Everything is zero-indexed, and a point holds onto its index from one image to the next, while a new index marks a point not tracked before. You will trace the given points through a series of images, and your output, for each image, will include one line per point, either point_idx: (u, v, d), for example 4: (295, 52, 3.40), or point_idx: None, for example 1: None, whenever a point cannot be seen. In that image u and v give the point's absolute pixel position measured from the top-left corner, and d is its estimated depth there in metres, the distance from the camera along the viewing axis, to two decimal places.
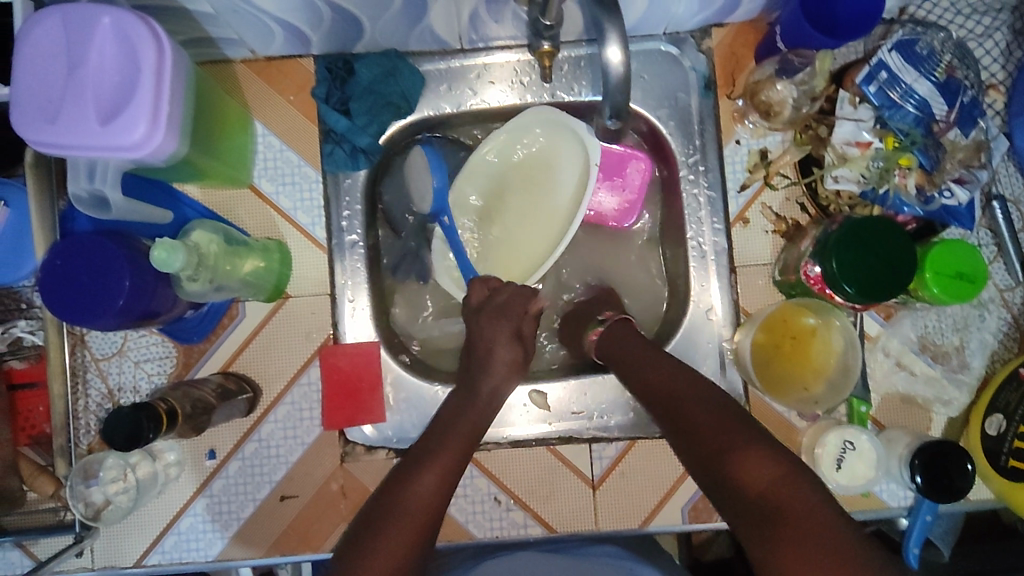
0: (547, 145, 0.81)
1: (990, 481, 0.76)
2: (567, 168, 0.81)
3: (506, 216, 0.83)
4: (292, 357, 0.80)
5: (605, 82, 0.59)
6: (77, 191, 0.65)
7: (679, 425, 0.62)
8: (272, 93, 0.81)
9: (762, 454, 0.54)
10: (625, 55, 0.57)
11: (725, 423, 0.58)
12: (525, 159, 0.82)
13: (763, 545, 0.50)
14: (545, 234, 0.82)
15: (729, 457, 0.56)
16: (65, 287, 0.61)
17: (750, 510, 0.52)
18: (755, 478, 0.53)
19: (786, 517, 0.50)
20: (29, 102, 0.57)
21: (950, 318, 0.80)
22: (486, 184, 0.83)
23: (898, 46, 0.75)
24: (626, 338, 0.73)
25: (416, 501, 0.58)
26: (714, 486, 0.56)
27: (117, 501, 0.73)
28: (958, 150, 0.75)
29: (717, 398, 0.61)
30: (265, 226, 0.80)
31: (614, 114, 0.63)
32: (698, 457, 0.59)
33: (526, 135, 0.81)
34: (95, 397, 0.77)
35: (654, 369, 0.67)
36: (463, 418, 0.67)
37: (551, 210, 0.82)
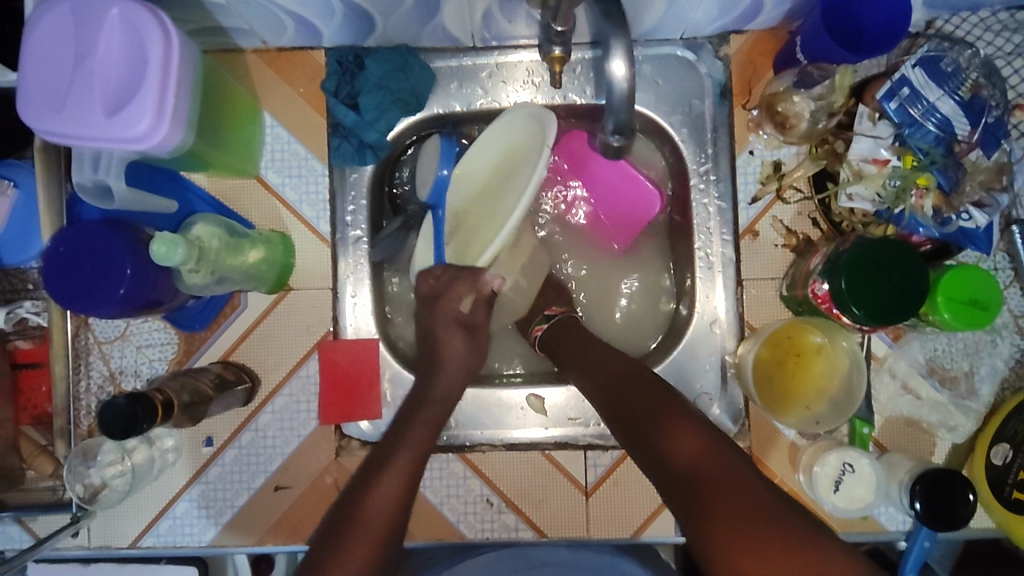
0: (524, 143, 0.75)
1: (993, 512, 0.74)
2: (529, 162, 0.73)
3: (481, 215, 0.78)
4: (291, 350, 0.80)
5: (609, 97, 0.57)
6: (82, 180, 0.65)
7: (616, 408, 0.64)
8: (282, 84, 0.80)
9: (695, 434, 0.57)
10: (630, 69, 0.55)
11: (649, 401, 0.62)
12: (508, 158, 0.77)
13: (685, 512, 0.54)
14: (496, 227, 0.74)
15: (654, 432, 0.59)
16: (69, 275, 0.61)
17: (682, 487, 0.55)
18: (684, 457, 0.56)
19: (715, 491, 0.52)
20: (36, 91, 0.57)
21: (961, 342, 0.78)
22: (473, 175, 0.80)
23: (922, 61, 0.73)
24: (581, 332, 0.74)
25: (379, 507, 0.60)
26: (648, 463, 0.59)
27: (113, 484, 0.74)
28: (978, 172, 0.73)
29: (657, 386, 0.63)
30: (271, 218, 0.80)
31: (618, 131, 0.60)
32: (634, 437, 0.61)
33: (512, 130, 0.77)
34: (97, 379, 0.78)
35: (599, 356, 0.69)
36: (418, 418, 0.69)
37: (505, 206, 0.74)
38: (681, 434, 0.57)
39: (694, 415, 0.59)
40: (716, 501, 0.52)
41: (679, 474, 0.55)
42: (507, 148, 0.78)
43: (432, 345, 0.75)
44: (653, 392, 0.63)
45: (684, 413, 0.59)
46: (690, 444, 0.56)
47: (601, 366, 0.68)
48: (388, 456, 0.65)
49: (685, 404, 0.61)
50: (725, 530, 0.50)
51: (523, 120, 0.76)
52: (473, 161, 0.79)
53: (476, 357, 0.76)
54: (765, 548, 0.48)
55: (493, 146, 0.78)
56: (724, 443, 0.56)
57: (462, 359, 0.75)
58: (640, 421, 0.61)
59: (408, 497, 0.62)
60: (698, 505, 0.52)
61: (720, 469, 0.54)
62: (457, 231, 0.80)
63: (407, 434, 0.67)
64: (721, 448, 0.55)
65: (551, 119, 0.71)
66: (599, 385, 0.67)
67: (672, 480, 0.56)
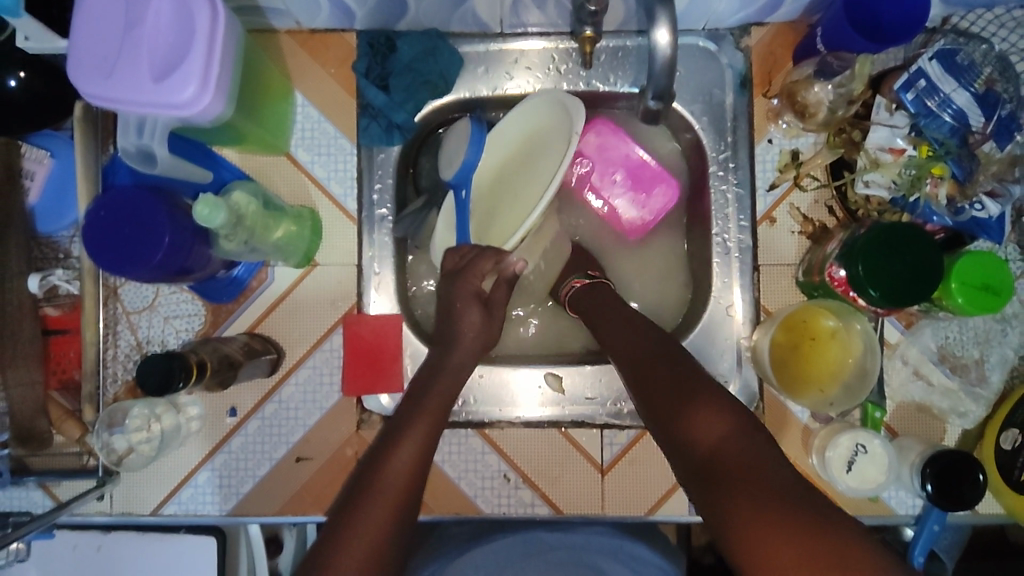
0: (551, 128, 0.79)
1: (1001, 497, 0.76)
2: (558, 147, 0.76)
3: (506, 197, 0.81)
4: (315, 324, 0.81)
5: (652, 67, 0.60)
6: (125, 145, 0.67)
7: (639, 387, 0.65)
8: (314, 64, 0.82)
9: (713, 415, 0.57)
10: (672, 40, 0.57)
11: (672, 383, 0.62)
12: (533, 142, 0.80)
13: (703, 496, 0.54)
14: (524, 212, 0.77)
15: (675, 415, 0.59)
16: (108, 237, 0.63)
17: (701, 471, 0.55)
18: (704, 438, 0.56)
19: (733, 474, 0.53)
20: (85, 56, 0.59)
21: (972, 330, 0.80)
22: (499, 153, 0.82)
23: (939, 55, 0.74)
24: (606, 307, 0.75)
25: (397, 474, 0.61)
26: (669, 446, 0.59)
27: (139, 449, 0.75)
28: (991, 162, 0.75)
29: (675, 364, 0.64)
30: (299, 194, 0.82)
31: (658, 97, 0.64)
32: (655, 418, 0.62)
33: (541, 114, 0.80)
34: (125, 348, 0.80)
35: (624, 333, 0.70)
36: (434, 390, 0.70)
37: (533, 191, 0.78)
38: (699, 416, 0.58)
39: (713, 394, 0.59)
40: (733, 485, 0.52)
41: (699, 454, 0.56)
42: (533, 131, 0.80)
43: (452, 318, 0.75)
44: (672, 371, 0.63)
45: (703, 394, 0.60)
46: (709, 426, 0.57)
47: (627, 344, 0.68)
48: (400, 431, 0.65)
49: (704, 383, 0.61)
50: (737, 514, 0.50)
51: (551, 104, 0.78)
52: (495, 146, 0.81)
53: (490, 334, 0.75)
54: (774, 532, 0.48)
55: (520, 128, 0.81)
56: (746, 427, 0.56)
57: (479, 330, 0.74)
58: (661, 401, 0.61)
59: (424, 467, 0.63)
60: (716, 491, 0.53)
61: (740, 453, 0.54)
62: (480, 213, 0.82)
63: (421, 406, 0.68)
64: (741, 433, 0.55)
65: (578, 109, 0.74)
66: (624, 365, 0.68)
67: (691, 462, 0.56)
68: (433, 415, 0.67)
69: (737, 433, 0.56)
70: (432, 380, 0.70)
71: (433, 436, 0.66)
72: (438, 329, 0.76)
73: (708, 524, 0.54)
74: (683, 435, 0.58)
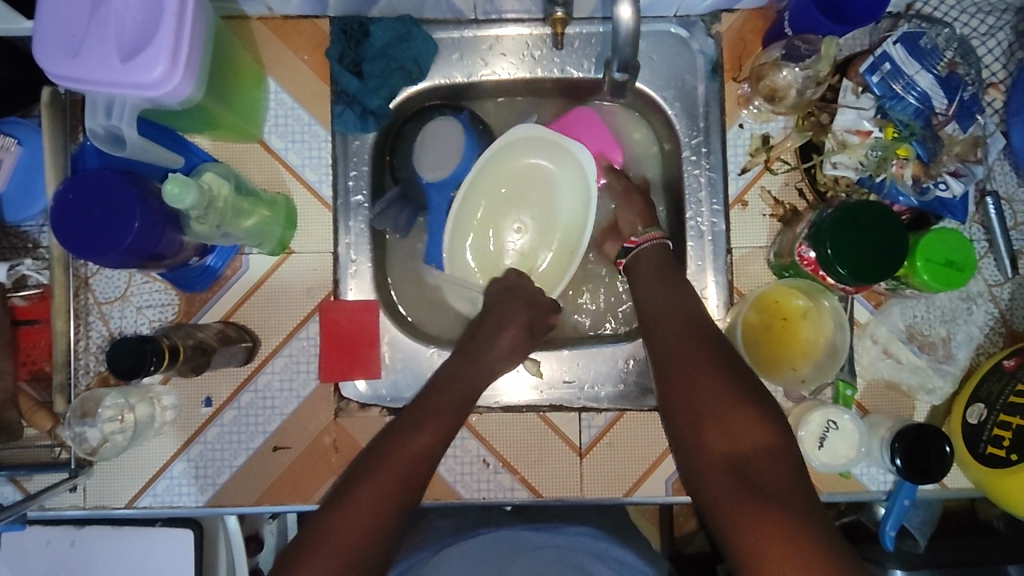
0: (534, 159, 0.87)
1: (970, 470, 0.77)
2: (567, 181, 0.87)
3: (504, 225, 0.89)
4: (292, 312, 0.81)
5: (615, 40, 0.60)
6: (94, 126, 0.66)
7: (677, 375, 0.65)
8: (287, 52, 0.82)
9: (751, 420, 0.60)
10: (636, 13, 0.58)
11: (706, 369, 0.64)
12: (523, 173, 0.88)
13: (716, 484, 0.58)
14: (548, 242, 0.89)
15: (705, 404, 0.62)
16: (77, 220, 0.62)
17: (723, 463, 0.59)
18: (750, 446, 0.59)
19: (772, 486, 0.56)
20: (51, 35, 0.58)
21: (939, 309, 0.82)
22: (487, 191, 0.87)
23: (903, 38, 0.76)
24: (656, 290, 0.74)
25: (403, 457, 0.63)
26: (688, 430, 0.63)
27: (113, 439, 0.74)
28: (955, 144, 0.77)
29: (728, 364, 0.64)
30: (273, 181, 0.82)
31: (623, 68, 0.64)
32: (688, 408, 0.63)
33: (522, 149, 0.86)
34: (97, 340, 0.79)
35: (675, 323, 0.70)
36: (453, 385, 0.72)
37: (553, 221, 0.89)
38: (751, 422, 0.60)
39: (764, 403, 0.61)
40: (765, 495, 0.55)
41: (735, 454, 0.59)
42: (517, 165, 0.87)
43: (491, 333, 0.76)
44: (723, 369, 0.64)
45: (751, 400, 0.61)
46: (755, 434, 0.59)
47: (677, 336, 0.69)
48: (412, 423, 0.67)
49: (753, 390, 0.62)
50: (746, 516, 0.55)
51: (532, 140, 0.85)
52: (477, 181, 0.85)
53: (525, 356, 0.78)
54: (777, 537, 0.53)
55: (502, 164, 0.86)
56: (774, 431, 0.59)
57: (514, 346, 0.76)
58: (708, 393, 0.62)
59: (433, 457, 0.65)
60: (734, 488, 0.57)
61: (777, 469, 0.57)
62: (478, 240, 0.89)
63: (431, 404, 0.69)
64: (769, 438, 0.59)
65: (580, 146, 0.83)
66: (664, 352, 0.68)
67: (718, 459, 0.59)
68: (440, 420, 0.68)
69: (765, 437, 0.59)
70: (450, 375, 0.73)
71: (447, 436, 0.68)
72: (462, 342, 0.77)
73: (711, 510, 0.58)
74: (724, 434, 0.60)
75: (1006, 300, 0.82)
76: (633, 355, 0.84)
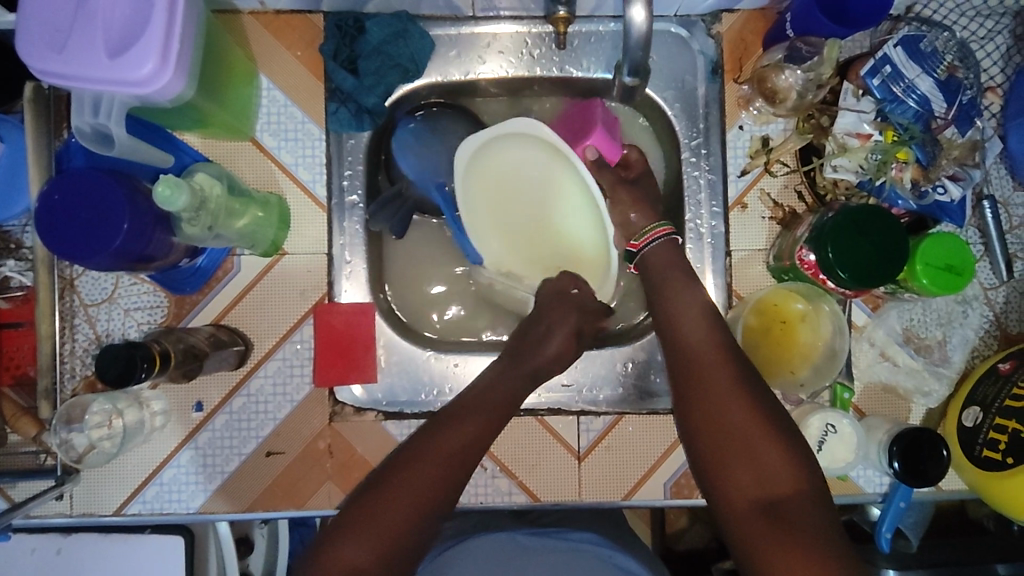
0: (502, 161, 0.80)
1: (965, 472, 0.77)
2: (546, 165, 0.79)
3: (527, 229, 0.82)
4: (286, 314, 0.79)
5: (626, 43, 0.59)
6: (81, 124, 0.64)
7: (705, 400, 0.64)
8: (280, 47, 0.80)
9: (778, 449, 0.61)
10: (649, 15, 0.56)
11: (734, 391, 0.64)
12: (502, 178, 0.81)
13: (742, 510, 0.60)
14: (573, 233, 0.81)
15: (731, 428, 0.63)
16: (64, 222, 0.60)
17: (752, 490, 0.60)
18: (777, 475, 0.60)
19: (797, 520, 0.57)
20: (37, 27, 0.56)
21: (935, 312, 0.82)
22: (483, 208, 0.81)
23: (903, 41, 0.76)
24: (684, 292, 0.72)
25: (428, 474, 0.63)
26: (714, 449, 0.63)
27: (100, 446, 0.72)
28: (953, 148, 0.77)
29: (754, 388, 0.64)
30: (266, 180, 0.80)
31: (634, 72, 0.62)
32: (716, 430, 0.63)
33: (482, 160, 0.80)
34: (82, 342, 0.76)
35: (698, 335, 0.69)
36: (487, 392, 0.70)
37: (564, 208, 0.80)
38: (777, 452, 0.61)
39: (791, 432, 0.62)
40: (789, 529, 0.57)
41: (765, 488, 0.59)
42: (493, 173, 0.80)
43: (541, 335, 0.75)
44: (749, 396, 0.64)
45: (780, 428, 0.62)
46: (784, 469, 0.60)
47: (700, 352, 0.67)
48: (436, 434, 0.66)
49: (780, 421, 0.63)
50: (767, 548, 0.57)
51: (485, 145, 0.78)
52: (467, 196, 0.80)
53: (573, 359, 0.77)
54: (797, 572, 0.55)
55: (477, 177, 0.80)
56: (798, 460, 0.61)
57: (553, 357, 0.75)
58: (735, 418, 0.63)
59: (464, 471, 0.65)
60: (760, 518, 0.59)
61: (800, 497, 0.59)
62: (511, 249, 0.83)
63: (466, 411, 0.68)
64: (794, 469, 0.60)
65: (527, 123, 0.76)
66: (688, 361, 0.67)
67: (745, 489, 0.60)
68: (462, 439, 0.66)
69: (790, 466, 0.60)
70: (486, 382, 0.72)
71: (484, 441, 0.67)
72: (511, 343, 0.77)
73: (733, 533, 0.60)
74: (754, 467, 0.60)
75: (1001, 303, 0.82)
76: (632, 358, 0.83)
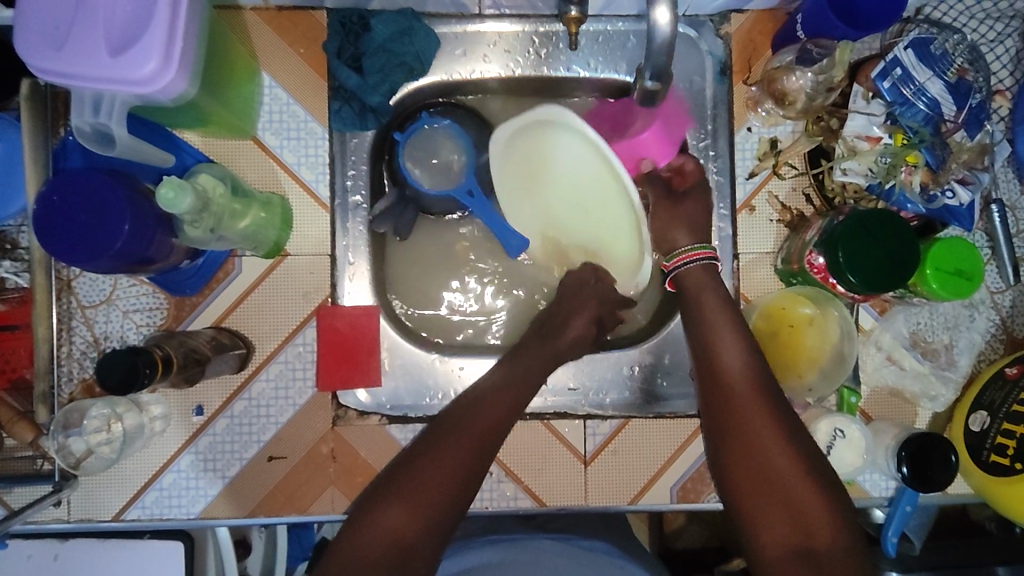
0: (534, 150, 0.80)
1: (971, 476, 0.77)
2: (578, 154, 0.78)
3: (571, 217, 0.82)
4: (288, 317, 0.78)
5: (651, 48, 0.58)
6: (80, 123, 0.62)
7: (729, 416, 0.63)
8: (281, 44, 0.78)
9: (811, 484, 0.59)
10: (674, 16, 0.55)
11: (766, 421, 0.62)
12: (537, 166, 0.81)
13: (773, 548, 0.57)
14: (613, 222, 0.80)
15: (763, 459, 0.60)
16: (63, 224, 0.58)
17: (787, 526, 0.57)
18: (811, 511, 0.58)
19: (832, 562, 0.55)
20: (34, 25, 0.54)
21: (942, 315, 0.82)
22: (520, 199, 0.81)
23: (914, 44, 0.75)
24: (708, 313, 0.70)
25: (430, 492, 0.59)
26: (744, 480, 0.61)
27: (99, 451, 0.71)
28: (962, 151, 0.76)
29: (783, 416, 0.63)
30: (268, 180, 0.78)
31: (656, 77, 0.62)
32: (747, 461, 0.61)
33: (515, 150, 0.79)
34: (80, 345, 0.75)
35: (725, 359, 0.66)
36: (491, 404, 0.68)
37: (602, 197, 0.79)
38: (810, 488, 0.59)
39: (819, 466, 0.61)
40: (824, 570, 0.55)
41: (791, 510, 0.58)
42: (527, 162, 0.81)
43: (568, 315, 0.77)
44: (775, 419, 0.62)
45: (811, 461, 0.60)
46: (808, 491, 0.58)
47: (727, 368, 0.66)
48: (438, 450, 0.63)
49: (808, 451, 0.61)
50: None
51: (515, 136, 0.78)
52: (501, 188, 0.79)
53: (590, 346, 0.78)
54: None
55: (510, 168, 0.80)
56: (829, 496, 0.59)
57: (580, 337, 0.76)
58: (767, 449, 0.61)
59: (466, 492, 0.61)
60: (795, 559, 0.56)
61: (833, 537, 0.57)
62: (551, 237, 0.84)
63: (470, 425, 0.65)
64: (827, 506, 0.58)
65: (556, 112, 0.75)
66: (717, 390, 0.65)
67: (778, 525, 0.58)
68: (471, 446, 0.63)
69: (822, 503, 0.58)
70: (492, 390, 0.69)
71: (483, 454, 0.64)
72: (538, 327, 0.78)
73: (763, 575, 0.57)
74: (779, 488, 0.59)
75: (1008, 307, 0.82)
76: (638, 361, 0.83)
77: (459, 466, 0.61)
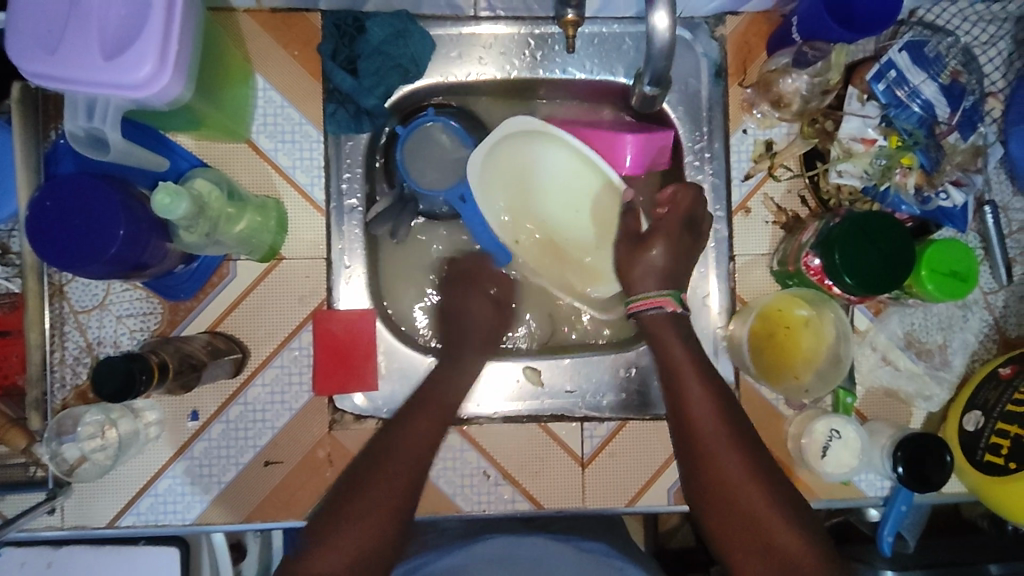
0: (514, 157, 0.80)
1: (966, 475, 0.78)
2: (557, 157, 0.80)
3: (552, 220, 0.83)
4: (283, 321, 0.77)
5: (649, 52, 0.58)
6: (74, 128, 0.62)
7: (693, 447, 0.66)
8: (275, 46, 0.78)
9: (774, 512, 0.62)
10: (672, 20, 0.55)
11: (725, 452, 0.65)
12: (518, 172, 0.81)
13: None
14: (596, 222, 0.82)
15: (727, 491, 0.63)
16: (58, 229, 0.57)
17: (760, 558, 0.61)
18: (780, 539, 0.61)
19: None
20: (28, 29, 0.54)
21: (936, 316, 0.82)
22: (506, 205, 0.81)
23: (907, 46, 0.76)
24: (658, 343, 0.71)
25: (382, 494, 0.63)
26: (716, 512, 0.64)
27: (93, 458, 0.70)
28: (956, 153, 0.77)
29: (741, 444, 0.65)
30: (262, 183, 0.77)
31: (654, 82, 0.62)
32: (714, 495, 0.64)
33: (498, 160, 0.79)
34: (73, 351, 0.74)
35: (683, 390, 0.68)
36: (423, 408, 0.72)
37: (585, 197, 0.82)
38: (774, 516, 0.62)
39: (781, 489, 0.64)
40: None
41: (761, 538, 0.61)
42: (509, 168, 0.81)
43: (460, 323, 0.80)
44: (736, 447, 0.65)
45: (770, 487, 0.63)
46: (776, 521, 0.62)
47: (687, 396, 0.67)
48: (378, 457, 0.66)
49: (767, 475, 0.64)
50: None
51: (498, 147, 0.78)
52: (491, 197, 0.79)
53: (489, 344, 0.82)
54: None
55: (495, 175, 0.79)
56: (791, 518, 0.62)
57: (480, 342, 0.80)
58: (729, 481, 0.64)
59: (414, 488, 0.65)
60: None
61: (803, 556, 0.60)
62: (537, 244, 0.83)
63: (407, 425, 0.69)
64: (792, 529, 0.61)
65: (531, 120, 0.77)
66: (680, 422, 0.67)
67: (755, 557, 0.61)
68: (415, 451, 0.67)
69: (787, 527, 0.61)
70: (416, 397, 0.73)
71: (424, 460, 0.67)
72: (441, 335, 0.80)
73: None
74: (749, 523, 0.62)
75: (1001, 307, 0.83)
76: (635, 363, 0.83)
77: (402, 473, 0.65)
